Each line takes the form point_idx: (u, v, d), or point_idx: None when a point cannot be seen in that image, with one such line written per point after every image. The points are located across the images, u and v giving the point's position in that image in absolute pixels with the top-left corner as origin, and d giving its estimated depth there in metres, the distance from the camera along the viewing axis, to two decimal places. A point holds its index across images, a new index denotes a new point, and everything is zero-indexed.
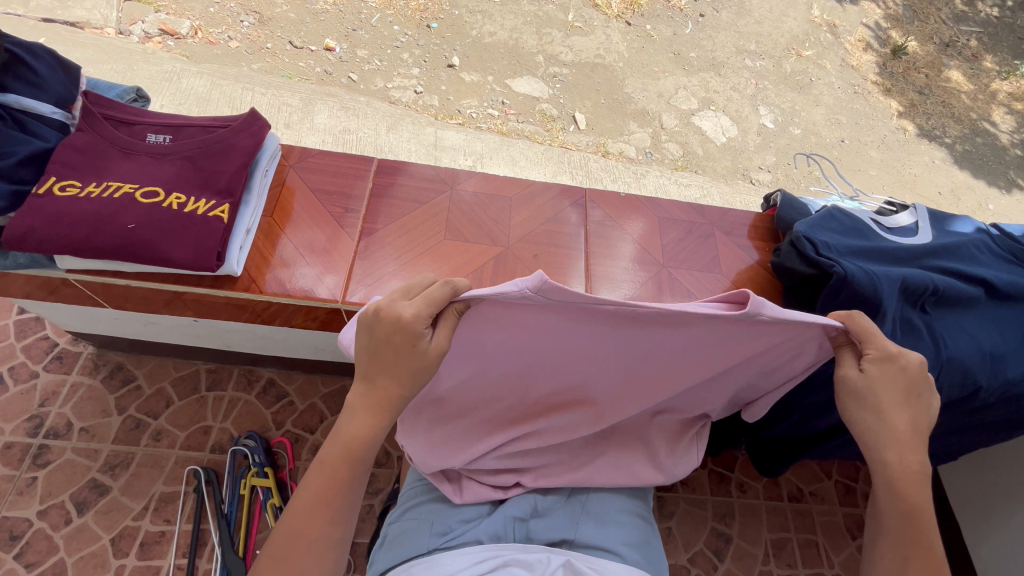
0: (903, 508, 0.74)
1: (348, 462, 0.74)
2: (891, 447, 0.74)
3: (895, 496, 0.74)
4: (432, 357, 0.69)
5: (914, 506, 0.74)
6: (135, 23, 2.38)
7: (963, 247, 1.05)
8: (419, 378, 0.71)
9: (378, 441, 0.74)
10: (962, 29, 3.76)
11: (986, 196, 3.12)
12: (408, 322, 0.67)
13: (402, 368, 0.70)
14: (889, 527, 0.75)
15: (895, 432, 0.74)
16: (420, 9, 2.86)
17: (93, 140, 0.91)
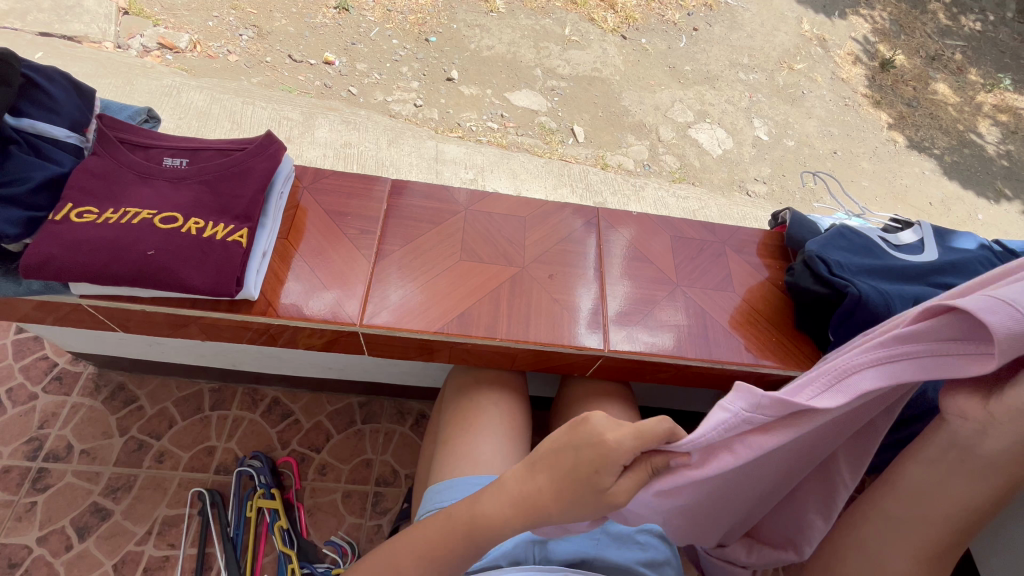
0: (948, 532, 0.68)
1: (460, 535, 0.75)
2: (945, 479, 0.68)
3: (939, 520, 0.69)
4: (609, 498, 0.68)
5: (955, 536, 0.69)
6: (133, 37, 2.37)
7: (968, 264, 1.07)
8: (569, 507, 0.69)
9: (497, 537, 0.74)
10: (946, 43, 3.85)
11: (975, 206, 3.17)
12: (608, 448, 0.65)
13: (572, 489, 0.68)
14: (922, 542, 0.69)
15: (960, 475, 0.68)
16: (419, 23, 2.88)
17: (109, 164, 0.90)
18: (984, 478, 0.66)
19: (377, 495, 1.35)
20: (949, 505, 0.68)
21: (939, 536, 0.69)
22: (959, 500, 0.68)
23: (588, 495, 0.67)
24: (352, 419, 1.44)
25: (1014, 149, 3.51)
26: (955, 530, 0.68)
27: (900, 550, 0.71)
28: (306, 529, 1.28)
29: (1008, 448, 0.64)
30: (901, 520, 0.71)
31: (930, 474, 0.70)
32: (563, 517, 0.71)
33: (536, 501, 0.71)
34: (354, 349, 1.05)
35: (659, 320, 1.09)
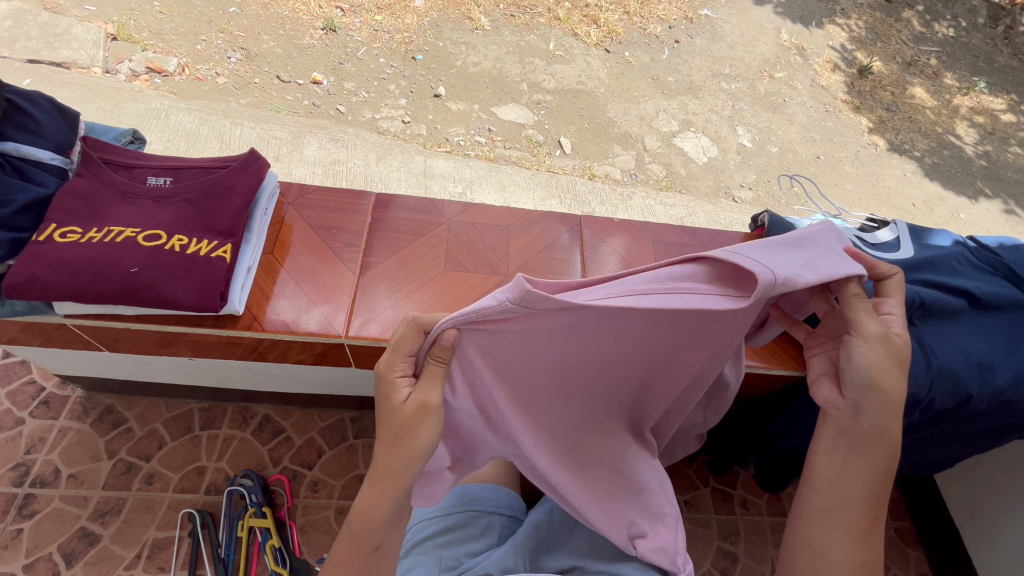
0: (861, 518, 0.77)
1: (361, 534, 0.75)
2: (847, 473, 0.77)
3: (847, 511, 0.77)
4: (408, 412, 0.69)
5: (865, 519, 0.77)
6: (122, 62, 2.40)
7: (943, 261, 1.09)
8: (395, 443, 0.71)
9: (385, 518, 0.74)
10: (922, 49, 3.95)
11: (957, 206, 3.23)
12: (381, 372, 0.72)
13: (387, 424, 0.72)
14: (838, 533, 0.78)
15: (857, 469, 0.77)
16: (406, 41, 2.93)
17: (93, 185, 0.91)
18: (868, 448, 0.76)
19: None
20: (856, 482, 0.77)
21: (860, 512, 0.77)
22: (861, 476, 0.77)
23: (396, 422, 0.70)
24: (344, 434, 1.44)
25: (992, 150, 3.58)
26: (870, 501, 0.77)
27: (837, 538, 0.78)
28: (299, 548, 1.27)
29: (876, 417, 0.75)
30: (829, 512, 0.78)
31: (835, 463, 0.78)
32: (408, 465, 0.72)
33: (384, 461, 0.73)
34: (342, 362, 1.05)
35: None
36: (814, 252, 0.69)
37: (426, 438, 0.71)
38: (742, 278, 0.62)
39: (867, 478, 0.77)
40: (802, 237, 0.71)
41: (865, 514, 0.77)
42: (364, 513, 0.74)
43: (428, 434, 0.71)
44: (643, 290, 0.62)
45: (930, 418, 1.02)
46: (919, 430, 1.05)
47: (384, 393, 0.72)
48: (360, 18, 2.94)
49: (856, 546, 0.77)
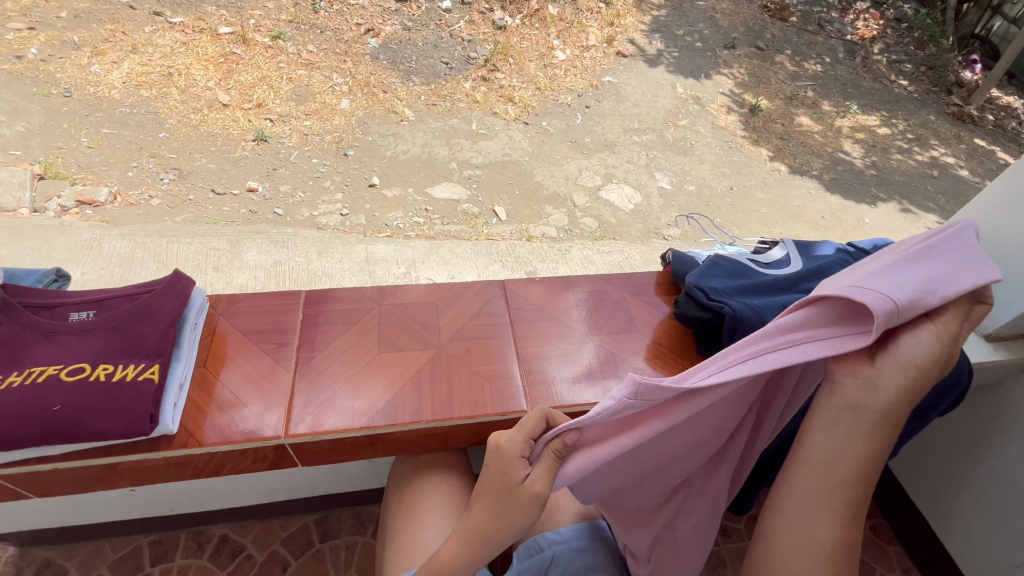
0: (847, 496, 0.70)
1: None
2: (844, 449, 0.71)
3: (841, 494, 0.70)
4: (524, 493, 0.73)
5: (856, 502, 0.71)
6: (50, 199, 2.41)
7: (829, 267, 1.23)
8: (500, 519, 0.75)
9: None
10: (798, 84, 4.51)
11: (861, 213, 3.56)
12: (502, 447, 0.75)
13: (490, 496, 0.75)
14: (825, 514, 0.71)
15: (852, 445, 0.71)
16: (336, 140, 3.10)
17: (12, 329, 0.91)
18: (869, 427, 0.71)
19: None
20: (847, 457, 0.71)
21: (851, 494, 0.70)
22: (857, 454, 0.71)
23: (508, 497, 0.74)
24: (309, 540, 1.36)
25: (877, 160, 4.03)
26: (862, 486, 0.71)
27: (819, 517, 0.71)
28: None
29: (886, 393, 0.70)
30: (817, 492, 0.71)
31: (833, 440, 0.72)
32: (498, 533, 0.76)
33: (479, 528, 0.76)
34: (293, 464, 1.05)
35: (577, 365, 1.17)
36: (932, 263, 0.75)
37: (526, 517, 0.74)
38: (859, 312, 0.69)
39: (868, 462, 0.70)
40: (922, 251, 0.77)
41: (855, 497, 0.71)
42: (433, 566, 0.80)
43: (530, 514, 0.74)
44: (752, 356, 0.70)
45: None
46: None
47: (500, 468, 0.75)
48: (289, 126, 3.11)
49: (842, 532, 0.70)
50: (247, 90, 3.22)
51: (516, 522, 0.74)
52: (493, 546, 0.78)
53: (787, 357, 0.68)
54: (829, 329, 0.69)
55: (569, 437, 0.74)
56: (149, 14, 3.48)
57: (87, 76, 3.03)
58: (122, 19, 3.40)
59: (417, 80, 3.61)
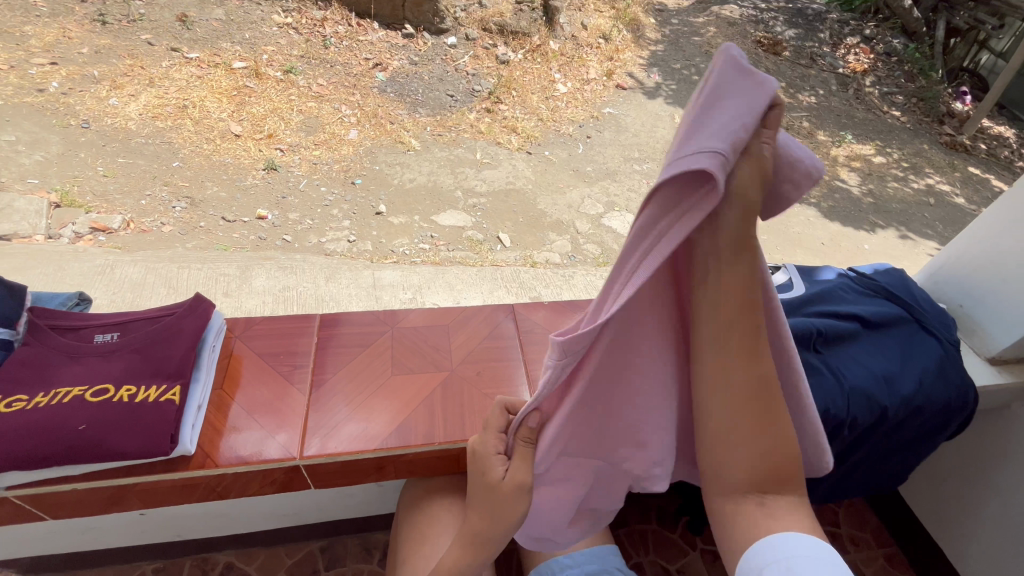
0: (737, 327, 0.68)
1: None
2: (725, 282, 0.67)
3: (740, 328, 0.68)
4: (505, 486, 0.79)
5: (751, 325, 0.68)
6: (65, 226, 2.46)
7: (832, 292, 1.26)
8: (492, 517, 0.80)
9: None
10: (793, 115, 4.64)
11: (860, 239, 3.60)
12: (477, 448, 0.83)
13: (481, 496, 0.82)
14: (733, 357, 0.68)
15: (730, 277, 0.67)
16: (344, 169, 3.18)
17: (40, 352, 0.94)
18: (743, 260, 0.68)
19: None
20: (738, 306, 0.68)
21: (744, 324, 0.68)
22: (734, 281, 0.67)
23: (492, 493, 0.80)
24: (315, 568, 1.34)
25: (874, 188, 4.11)
26: (750, 311, 0.68)
27: (728, 358, 0.68)
28: None
29: (735, 226, 0.65)
30: (716, 337, 0.68)
31: (708, 283, 0.68)
32: (500, 531, 0.81)
33: (478, 530, 0.82)
34: (303, 486, 1.06)
35: None
36: (728, 107, 0.62)
37: (519, 509, 0.80)
38: (692, 183, 0.62)
39: (747, 291, 0.67)
40: (710, 97, 0.63)
41: (755, 330, 0.68)
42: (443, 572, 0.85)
43: (524, 504, 0.80)
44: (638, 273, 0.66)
45: (860, 437, 1.12)
46: (856, 449, 1.14)
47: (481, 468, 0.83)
48: (299, 155, 3.19)
49: (749, 369, 0.68)
50: (259, 121, 3.32)
51: (511, 515, 0.80)
52: (500, 542, 0.82)
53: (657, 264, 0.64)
54: (683, 212, 0.62)
55: (531, 417, 0.81)
56: (166, 50, 3.62)
57: (105, 108, 3.13)
58: (141, 55, 3.54)
59: (423, 111, 3.72)
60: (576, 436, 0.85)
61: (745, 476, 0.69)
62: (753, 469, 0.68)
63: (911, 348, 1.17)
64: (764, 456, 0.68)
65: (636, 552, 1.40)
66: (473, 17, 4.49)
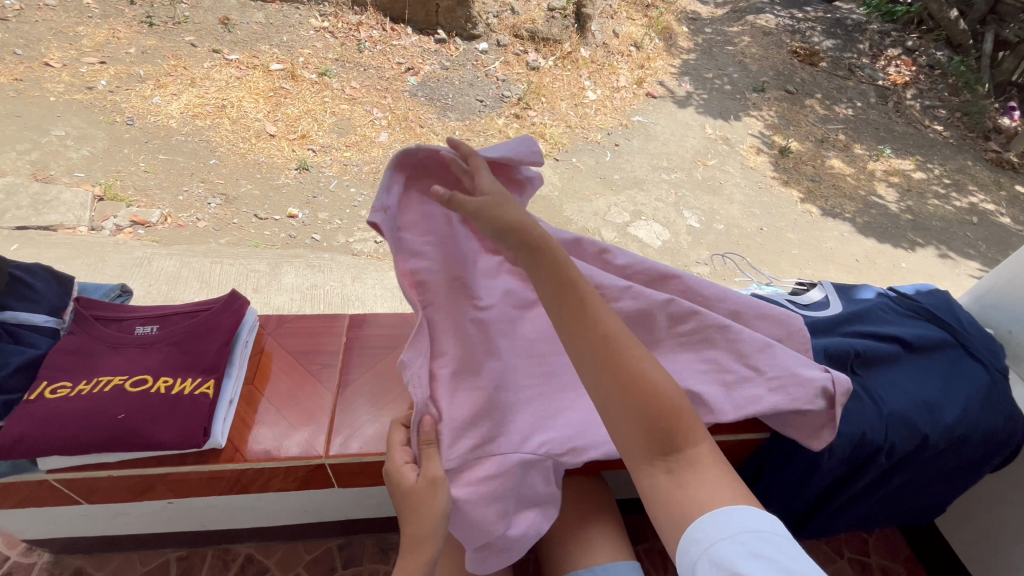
0: (578, 306, 0.77)
1: None
2: (556, 277, 0.79)
3: (586, 310, 0.77)
4: (420, 486, 0.86)
5: (580, 300, 0.78)
6: (107, 219, 2.56)
7: (871, 311, 1.21)
8: (420, 520, 0.86)
9: None
10: (829, 128, 4.52)
11: (896, 257, 3.48)
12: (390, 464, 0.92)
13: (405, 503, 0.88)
14: (590, 336, 0.76)
15: (548, 270, 0.80)
16: (374, 171, 3.23)
17: (84, 341, 0.97)
18: (536, 251, 0.81)
19: None
20: (555, 286, 0.79)
21: (577, 295, 0.78)
22: (556, 268, 0.79)
23: (412, 499, 0.87)
24: (332, 566, 1.36)
25: (913, 204, 3.97)
26: (577, 288, 0.78)
27: (585, 340, 0.76)
28: None
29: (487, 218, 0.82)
30: (568, 323, 0.77)
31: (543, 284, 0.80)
32: (432, 527, 0.86)
33: (415, 531, 0.87)
34: (325, 484, 1.07)
35: None
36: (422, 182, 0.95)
37: (441, 505, 0.86)
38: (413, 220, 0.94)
39: (560, 274, 0.79)
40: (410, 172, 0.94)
41: (578, 301, 0.78)
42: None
43: (444, 498, 0.86)
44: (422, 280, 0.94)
45: (897, 465, 1.07)
46: (892, 477, 1.09)
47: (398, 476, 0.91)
48: (330, 156, 3.26)
49: (589, 334, 0.76)
50: (293, 122, 3.41)
51: (436, 510, 0.86)
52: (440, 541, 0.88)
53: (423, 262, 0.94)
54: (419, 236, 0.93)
55: (424, 421, 0.89)
56: (208, 51, 3.74)
57: (149, 106, 3.25)
58: (184, 56, 3.67)
59: (453, 116, 3.76)
60: (492, 421, 0.93)
61: (641, 434, 0.73)
62: (642, 431, 0.73)
63: (955, 374, 1.12)
64: (643, 410, 0.73)
65: (653, 569, 1.36)
66: (505, 24, 4.52)
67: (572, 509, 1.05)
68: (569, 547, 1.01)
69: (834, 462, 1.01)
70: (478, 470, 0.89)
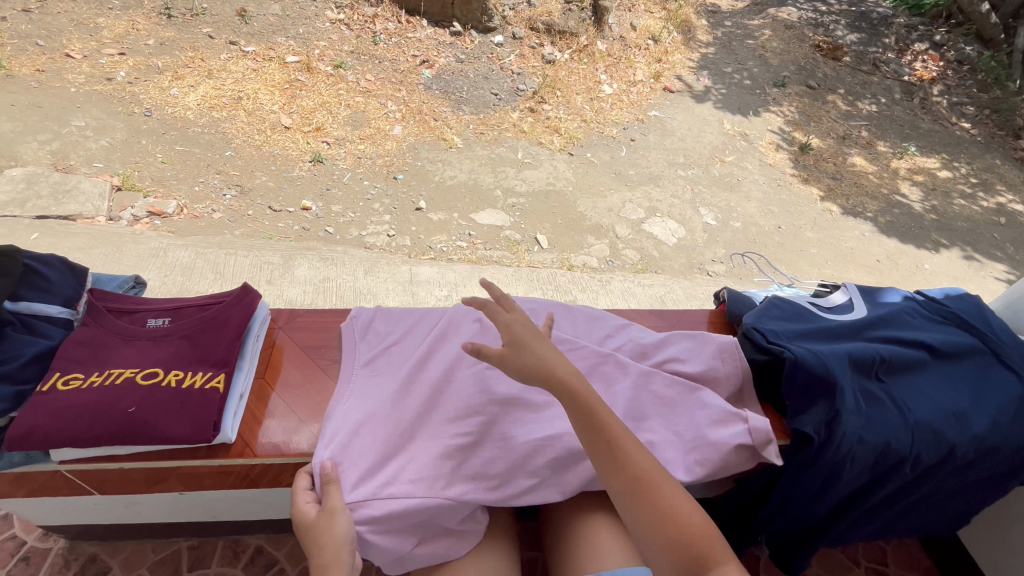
0: (616, 441, 0.81)
1: None
2: (585, 409, 0.83)
3: (620, 443, 0.81)
4: (323, 514, 0.86)
5: (614, 437, 0.82)
6: (125, 209, 2.58)
7: (896, 316, 1.18)
8: (318, 548, 0.83)
9: None
10: (852, 124, 4.41)
11: (919, 258, 3.39)
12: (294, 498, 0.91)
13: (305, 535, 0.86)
14: (630, 472, 0.79)
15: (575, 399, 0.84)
16: (387, 164, 3.22)
17: (97, 333, 0.97)
18: (558, 385, 0.85)
19: None
20: (586, 416, 0.83)
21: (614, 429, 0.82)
22: (591, 401, 0.84)
23: (312, 529, 0.85)
24: None
25: (938, 204, 3.85)
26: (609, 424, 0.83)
27: (622, 473, 0.80)
28: None
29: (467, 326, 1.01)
30: (607, 456, 0.81)
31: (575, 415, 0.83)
32: (335, 552, 0.82)
33: (319, 564, 0.82)
34: None
35: None
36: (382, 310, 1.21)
37: (342, 529, 0.85)
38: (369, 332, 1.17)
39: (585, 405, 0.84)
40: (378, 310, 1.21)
41: (612, 437, 0.82)
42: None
43: (345, 520, 0.86)
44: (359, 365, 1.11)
45: (923, 475, 1.04)
46: (915, 487, 1.05)
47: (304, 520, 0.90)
48: (344, 149, 3.26)
49: (626, 472, 0.79)
50: (307, 114, 3.41)
51: (336, 537, 0.84)
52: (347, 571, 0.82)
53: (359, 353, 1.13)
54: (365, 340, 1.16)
55: (324, 466, 0.92)
56: (225, 43, 3.76)
57: (166, 98, 3.28)
58: (202, 47, 3.68)
59: (467, 109, 3.73)
60: (397, 465, 0.95)
61: (670, 565, 0.75)
62: (675, 563, 0.75)
63: (984, 383, 1.08)
64: (675, 545, 0.75)
65: None
66: (521, 16, 4.47)
67: (582, 512, 1.01)
68: (580, 549, 0.97)
69: (855, 471, 0.98)
70: (374, 507, 0.89)
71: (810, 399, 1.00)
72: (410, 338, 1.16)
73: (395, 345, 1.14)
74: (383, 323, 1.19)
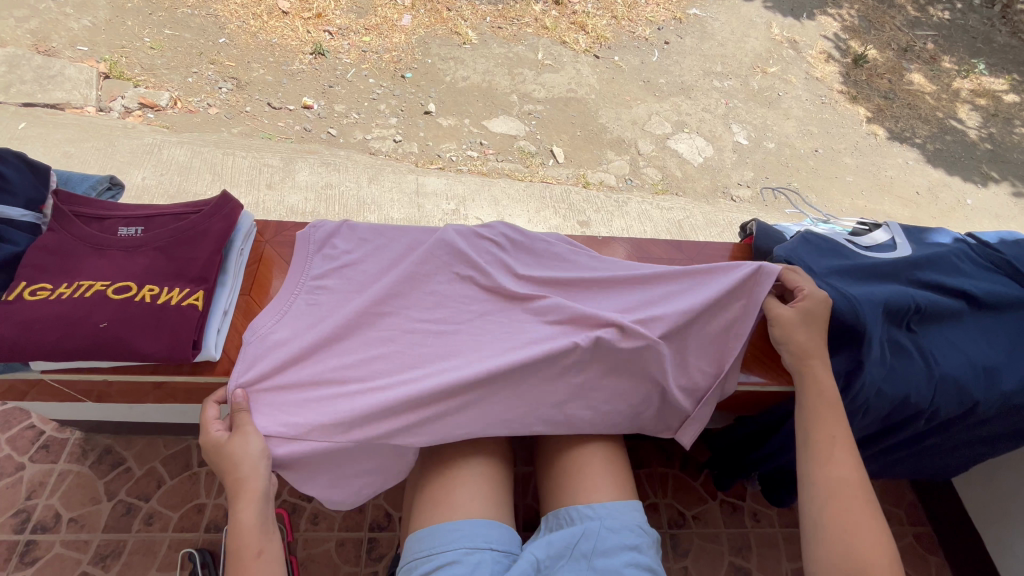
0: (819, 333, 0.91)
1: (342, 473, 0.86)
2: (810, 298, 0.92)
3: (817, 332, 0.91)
4: (229, 444, 0.85)
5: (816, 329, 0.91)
6: (114, 99, 2.41)
7: (942, 260, 1.07)
8: (236, 469, 0.84)
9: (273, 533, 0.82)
10: (917, 34, 3.89)
11: (963, 192, 3.14)
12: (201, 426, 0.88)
13: (219, 458, 0.85)
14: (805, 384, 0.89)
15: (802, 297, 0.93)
16: (394, 60, 2.94)
17: (63, 239, 0.91)
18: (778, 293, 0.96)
19: (370, 542, 1.23)
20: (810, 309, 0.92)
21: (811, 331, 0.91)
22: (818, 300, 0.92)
23: (219, 452, 0.85)
24: None
25: (996, 132, 3.51)
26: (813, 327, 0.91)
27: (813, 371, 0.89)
28: None
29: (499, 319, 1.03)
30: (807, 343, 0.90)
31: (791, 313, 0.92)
32: (253, 468, 0.85)
33: (234, 479, 0.83)
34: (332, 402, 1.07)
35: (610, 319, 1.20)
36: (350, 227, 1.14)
37: (256, 447, 0.87)
38: (327, 247, 1.10)
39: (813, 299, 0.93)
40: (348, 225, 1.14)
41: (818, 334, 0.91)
42: (249, 531, 0.80)
43: (259, 441, 0.87)
44: (312, 287, 1.05)
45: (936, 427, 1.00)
46: (926, 437, 1.02)
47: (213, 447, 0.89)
48: (348, 40, 2.96)
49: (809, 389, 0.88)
50: None
51: (248, 454, 0.85)
52: (265, 482, 0.84)
53: (312, 270, 1.06)
54: (323, 258, 1.08)
55: (235, 394, 0.91)
56: None
57: None
58: None
59: None
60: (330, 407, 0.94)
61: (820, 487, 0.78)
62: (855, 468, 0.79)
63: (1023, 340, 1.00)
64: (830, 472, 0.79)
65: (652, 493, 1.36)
66: None
67: (572, 444, 1.01)
68: (573, 477, 0.95)
69: (867, 421, 0.94)
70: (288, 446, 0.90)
71: (832, 345, 0.94)
72: (368, 263, 1.10)
73: (349, 268, 1.09)
74: (347, 241, 1.12)
